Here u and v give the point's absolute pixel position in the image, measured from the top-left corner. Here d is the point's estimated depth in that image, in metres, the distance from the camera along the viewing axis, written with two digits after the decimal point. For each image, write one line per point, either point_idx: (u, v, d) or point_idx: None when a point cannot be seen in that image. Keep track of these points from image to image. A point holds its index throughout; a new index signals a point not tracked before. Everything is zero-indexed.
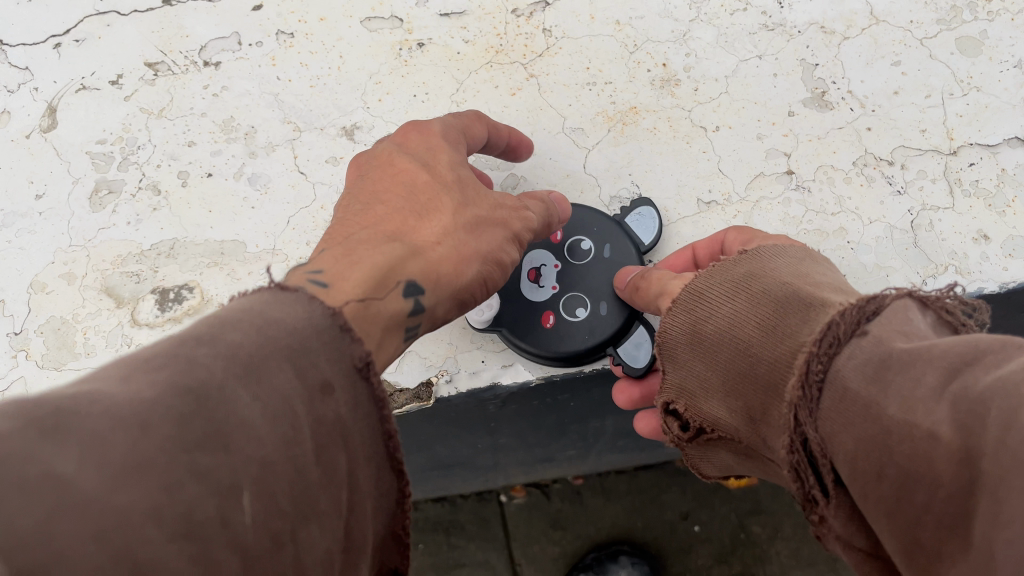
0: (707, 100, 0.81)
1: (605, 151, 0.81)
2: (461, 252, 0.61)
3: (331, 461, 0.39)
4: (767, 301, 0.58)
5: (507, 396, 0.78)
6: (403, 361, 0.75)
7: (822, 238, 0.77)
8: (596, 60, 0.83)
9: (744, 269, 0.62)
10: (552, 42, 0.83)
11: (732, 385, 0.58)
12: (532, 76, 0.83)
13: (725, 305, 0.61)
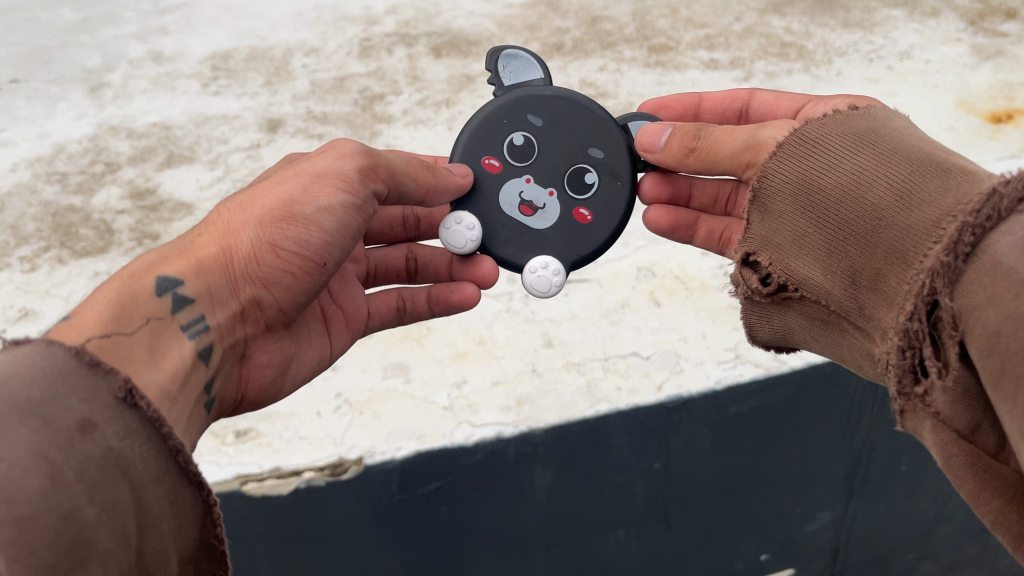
0: (499, 346, 1.44)
1: (451, 368, 1.41)
2: (227, 242, 1.05)
3: (112, 490, 0.70)
4: (905, 166, 0.98)
5: (402, 469, 1.27)
6: (351, 451, 1.27)
7: (550, 392, 1.35)
8: (447, 334, 1.47)
9: (885, 143, 1.02)
10: (427, 331, 1.47)
11: (851, 239, 1.00)
12: (419, 342, 1.45)
13: (853, 173, 1.02)
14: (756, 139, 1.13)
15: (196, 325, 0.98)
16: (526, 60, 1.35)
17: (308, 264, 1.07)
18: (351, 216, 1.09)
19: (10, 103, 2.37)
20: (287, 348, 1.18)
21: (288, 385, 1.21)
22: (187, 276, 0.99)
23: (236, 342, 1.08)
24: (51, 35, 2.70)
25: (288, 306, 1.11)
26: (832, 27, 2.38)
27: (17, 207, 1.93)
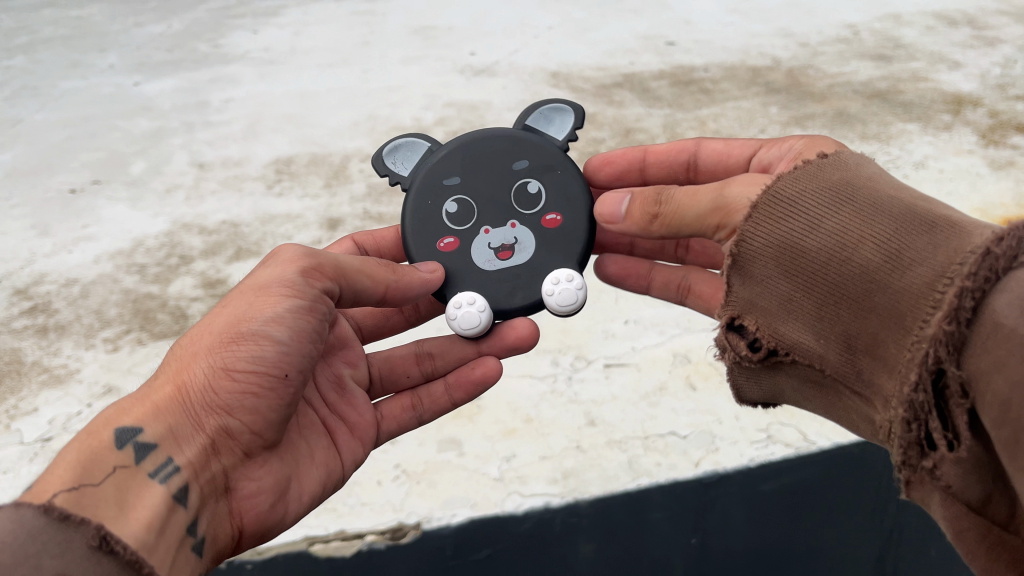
0: (545, 423, 1.55)
1: (502, 443, 1.52)
2: (183, 380, 1.12)
3: None
4: (888, 224, 1.02)
5: (456, 533, 1.37)
6: (410, 517, 1.39)
7: (594, 466, 1.46)
8: (498, 411, 1.58)
9: (861, 199, 1.06)
10: (479, 408, 1.59)
11: (841, 301, 1.04)
12: (472, 418, 1.57)
13: (835, 232, 1.05)
14: (724, 199, 1.21)
15: (166, 467, 1.06)
16: (407, 146, 1.53)
17: (270, 375, 1.15)
18: (303, 317, 1.19)
19: (92, 203, 2.58)
20: (282, 470, 1.22)
21: (295, 510, 1.24)
22: (146, 423, 1.07)
23: (216, 476, 1.13)
24: (129, 143, 2.95)
25: (263, 427, 1.16)
26: (851, 139, 2.57)
27: (100, 294, 2.11)
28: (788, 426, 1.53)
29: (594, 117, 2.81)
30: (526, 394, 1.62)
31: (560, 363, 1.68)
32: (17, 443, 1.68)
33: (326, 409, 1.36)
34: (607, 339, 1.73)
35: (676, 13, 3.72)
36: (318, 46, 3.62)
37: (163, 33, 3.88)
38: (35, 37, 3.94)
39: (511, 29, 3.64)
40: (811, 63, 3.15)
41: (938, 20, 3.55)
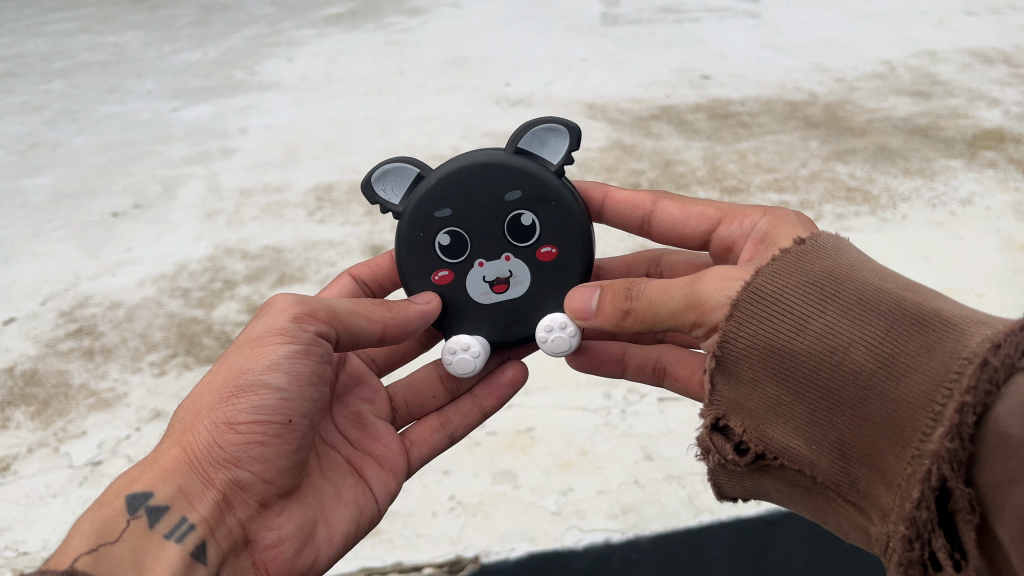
0: (601, 457, 1.53)
1: (557, 477, 1.50)
2: (189, 442, 1.11)
3: None
4: (877, 324, 1.00)
5: (513, 569, 1.35)
6: (467, 550, 1.38)
7: (655, 502, 1.43)
8: (553, 445, 1.56)
9: (845, 294, 1.04)
10: (534, 442, 1.58)
11: (835, 400, 1.01)
12: (527, 451, 1.55)
13: (822, 334, 1.02)
14: (695, 296, 1.15)
15: (180, 526, 1.05)
16: (396, 171, 1.42)
17: (272, 421, 1.14)
18: (300, 361, 1.17)
19: (134, 227, 2.59)
20: (306, 515, 1.20)
21: (327, 554, 1.21)
22: (155, 486, 1.07)
23: (234, 531, 1.11)
24: (168, 167, 2.96)
25: (274, 475, 1.15)
26: (894, 174, 2.56)
27: (144, 317, 2.12)
28: None
29: (633, 149, 2.79)
30: (580, 427, 1.60)
31: (613, 396, 1.66)
32: (66, 467, 1.68)
33: (349, 446, 1.35)
34: None
35: (709, 47, 3.74)
36: (354, 75, 3.65)
37: (199, 60, 3.92)
38: (74, 62, 3.99)
39: (546, 60, 3.67)
40: (848, 98, 3.15)
41: (974, 58, 3.56)
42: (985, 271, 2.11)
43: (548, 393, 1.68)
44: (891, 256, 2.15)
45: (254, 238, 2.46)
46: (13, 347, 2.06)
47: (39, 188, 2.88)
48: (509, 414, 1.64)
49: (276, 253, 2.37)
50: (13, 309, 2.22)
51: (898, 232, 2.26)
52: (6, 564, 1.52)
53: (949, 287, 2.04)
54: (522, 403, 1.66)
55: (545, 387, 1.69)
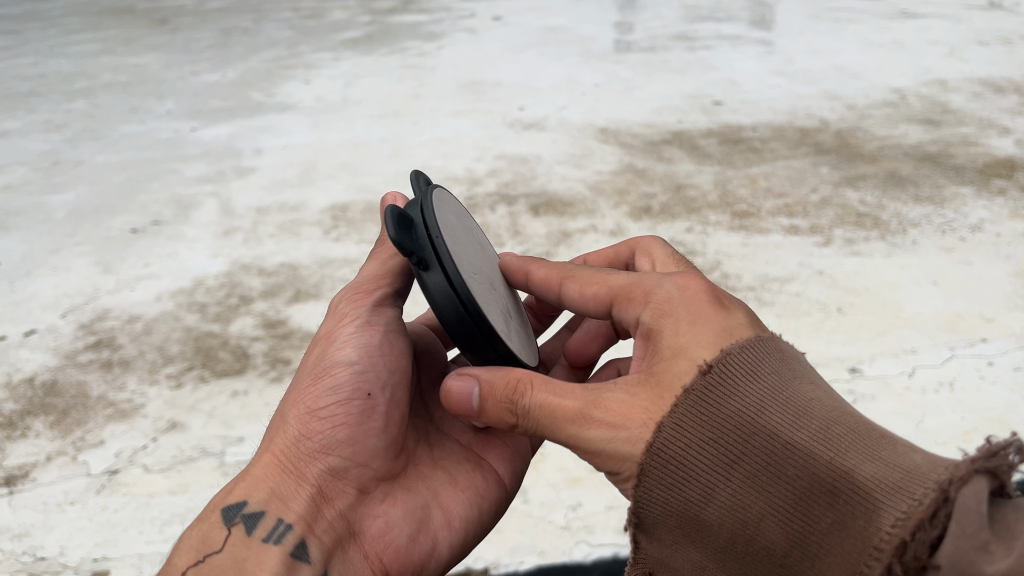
0: None
1: (567, 493, 1.53)
2: (280, 450, 1.16)
3: None
4: (785, 495, 0.87)
5: None
6: (477, 562, 1.40)
7: None
8: (562, 462, 1.59)
9: (748, 457, 0.89)
10: (544, 458, 1.60)
11: (759, 572, 0.90)
12: (536, 467, 1.58)
13: (732, 507, 0.90)
14: (582, 441, 0.97)
15: (279, 528, 1.09)
16: None
17: (349, 400, 1.17)
18: (365, 334, 1.23)
19: (154, 243, 2.63)
20: (414, 503, 1.22)
21: (446, 540, 1.22)
22: (250, 494, 1.12)
23: (336, 523, 1.14)
24: (187, 185, 3.01)
25: (367, 458, 1.17)
26: (904, 201, 2.58)
27: (162, 331, 2.15)
28: None
29: (644, 173, 2.82)
30: None
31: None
32: (84, 475, 1.72)
33: (468, 434, 1.36)
34: None
35: (722, 75, 3.78)
36: (370, 98, 3.71)
37: (219, 81, 3.99)
38: (95, 83, 4.07)
39: (559, 86, 3.72)
40: (859, 125, 3.19)
41: (984, 87, 3.59)
42: (994, 296, 2.13)
43: None
44: (900, 280, 2.18)
45: (272, 255, 2.51)
46: (33, 357, 2.10)
47: (61, 205, 2.93)
48: None
49: (294, 269, 2.41)
50: (34, 320, 2.26)
51: (907, 257, 2.28)
52: (23, 568, 1.55)
53: (959, 311, 2.06)
54: None
55: None
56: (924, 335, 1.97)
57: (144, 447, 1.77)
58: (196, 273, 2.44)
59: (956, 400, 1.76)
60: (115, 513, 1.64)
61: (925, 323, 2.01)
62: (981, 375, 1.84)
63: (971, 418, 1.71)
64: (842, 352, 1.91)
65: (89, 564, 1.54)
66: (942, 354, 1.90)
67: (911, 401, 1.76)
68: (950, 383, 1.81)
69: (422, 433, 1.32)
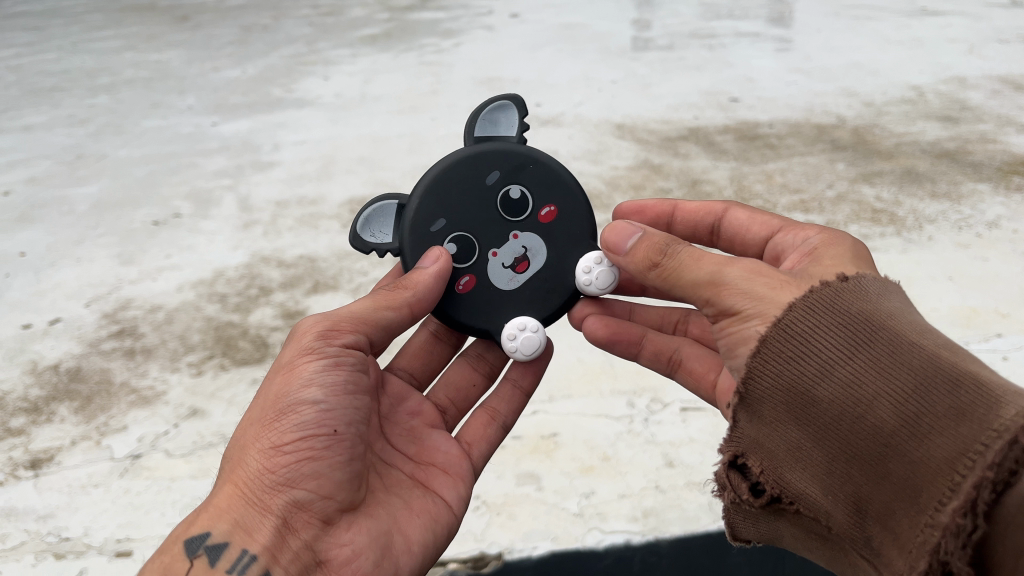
0: (623, 462, 1.58)
1: (579, 481, 1.55)
2: (233, 487, 1.18)
3: None
4: (907, 380, 1.00)
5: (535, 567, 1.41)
6: (491, 547, 1.44)
7: (675, 507, 1.49)
8: (576, 450, 1.62)
9: (878, 344, 1.04)
10: (558, 446, 1.63)
11: (859, 454, 1.03)
12: (549, 455, 1.61)
13: (847, 384, 1.04)
14: (718, 278, 1.19)
15: (242, 560, 1.13)
16: (375, 216, 1.52)
17: (314, 434, 1.20)
18: (332, 372, 1.25)
19: (175, 235, 2.67)
20: (376, 529, 1.25)
21: (407, 565, 1.25)
22: (212, 526, 1.16)
23: (302, 554, 1.17)
24: (207, 179, 3.05)
25: (330, 490, 1.20)
26: (920, 197, 2.58)
27: (183, 321, 2.19)
28: None
29: (661, 168, 2.83)
30: (602, 432, 1.65)
31: (635, 405, 1.71)
32: (108, 459, 1.76)
33: (411, 464, 1.39)
34: None
35: (740, 72, 3.78)
36: (388, 93, 3.74)
37: (239, 77, 4.04)
38: (119, 79, 4.13)
39: (576, 82, 3.73)
40: (877, 122, 3.18)
41: (1004, 85, 3.57)
42: (1011, 293, 2.12)
43: (571, 399, 1.74)
44: (916, 275, 2.18)
45: (292, 247, 2.54)
46: (58, 345, 2.14)
47: (85, 197, 2.98)
48: (533, 419, 1.69)
49: (313, 261, 2.44)
50: (58, 309, 2.30)
51: (923, 253, 2.28)
52: (48, 548, 1.59)
53: (974, 306, 2.06)
54: (547, 409, 1.71)
55: (569, 394, 1.74)
56: (939, 330, 1.97)
57: (165, 432, 1.81)
58: (216, 264, 2.48)
59: None
60: (138, 495, 1.67)
61: (939, 319, 2.01)
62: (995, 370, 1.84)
63: None
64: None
65: (113, 545, 1.58)
66: None
67: None
68: None
69: (373, 463, 1.34)
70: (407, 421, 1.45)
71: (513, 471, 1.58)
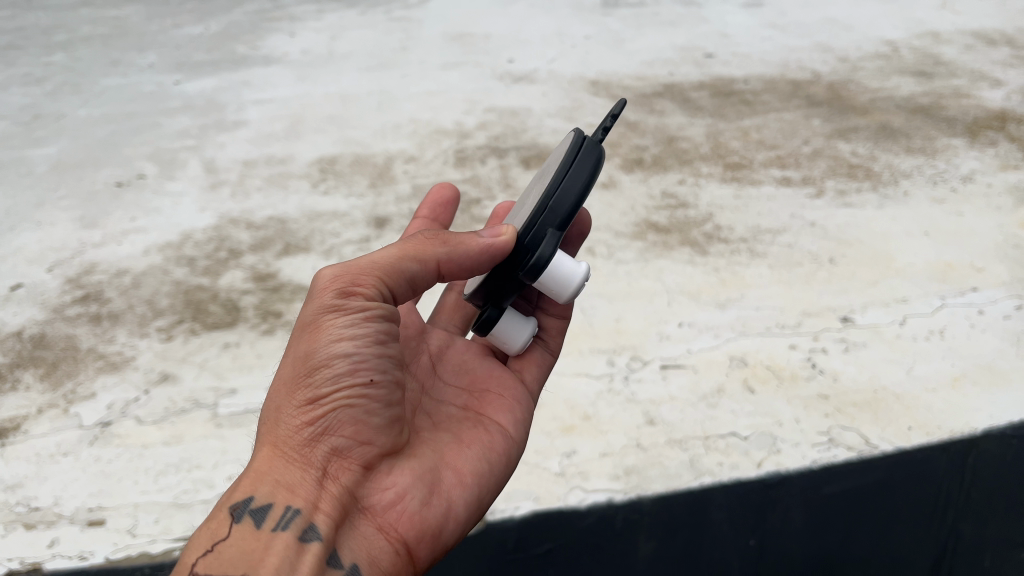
0: (604, 421, 1.59)
1: (561, 440, 1.55)
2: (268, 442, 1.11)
3: None
4: None
5: (518, 527, 1.41)
6: None
7: (655, 465, 1.50)
8: (556, 410, 1.62)
9: None
10: (538, 406, 1.63)
11: None
12: None
13: None
14: None
15: (289, 515, 1.05)
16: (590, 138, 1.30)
17: (344, 388, 1.11)
18: (353, 326, 1.13)
19: (139, 197, 2.60)
20: (422, 467, 1.19)
21: (461, 499, 1.19)
22: (256, 486, 1.07)
23: (348, 500, 1.10)
24: (171, 139, 2.96)
25: (370, 435, 1.13)
26: (896, 152, 2.58)
27: (151, 285, 2.13)
28: (849, 429, 1.57)
29: (636, 125, 2.79)
30: (582, 392, 1.66)
31: (615, 363, 1.73)
32: (77, 427, 1.72)
33: (463, 396, 1.37)
34: (665, 342, 1.79)
35: (714, 27, 3.73)
36: (357, 51, 3.65)
37: (202, 34, 3.91)
38: (75, 36, 3.97)
39: (549, 38, 3.66)
40: (851, 78, 3.16)
41: (976, 39, 3.56)
42: (985, 248, 2.13)
43: None
44: (893, 231, 2.18)
45: (261, 207, 2.48)
46: (20, 311, 2.07)
47: (44, 158, 2.88)
48: None
49: (284, 222, 2.39)
50: (19, 275, 2.23)
51: (899, 208, 2.28)
52: (17, 518, 1.55)
53: (950, 261, 2.06)
54: None
55: None
56: (916, 284, 1.97)
57: (137, 398, 1.77)
58: (183, 227, 2.41)
59: (942, 347, 1.77)
60: (109, 463, 1.64)
61: (916, 273, 2.02)
62: (969, 322, 1.85)
63: (957, 363, 1.73)
64: (834, 301, 1.91)
65: (84, 514, 1.54)
66: (932, 303, 1.91)
67: (903, 351, 1.76)
68: (941, 331, 1.83)
69: (419, 406, 1.32)
70: (460, 359, 1.45)
71: None
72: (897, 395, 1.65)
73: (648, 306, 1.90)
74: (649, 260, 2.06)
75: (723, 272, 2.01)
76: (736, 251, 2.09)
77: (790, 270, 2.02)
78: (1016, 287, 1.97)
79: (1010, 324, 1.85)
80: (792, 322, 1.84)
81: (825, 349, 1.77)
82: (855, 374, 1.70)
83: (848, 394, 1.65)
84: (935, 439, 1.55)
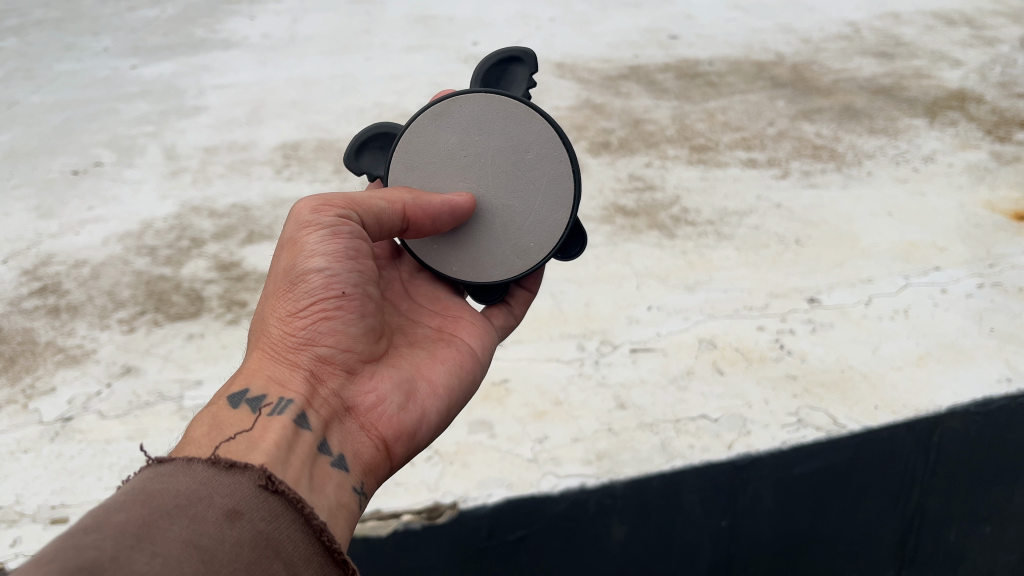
0: (575, 406, 1.59)
1: (533, 426, 1.55)
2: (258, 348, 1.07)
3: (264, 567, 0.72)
4: None
5: (491, 516, 1.40)
6: (445, 497, 1.42)
7: (627, 448, 1.50)
8: (528, 396, 1.62)
9: None
10: (509, 393, 1.63)
11: None
12: (502, 402, 1.60)
13: None
14: None
15: (281, 403, 1.00)
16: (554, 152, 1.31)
17: (326, 298, 1.08)
18: (331, 241, 1.08)
19: (97, 185, 2.53)
20: (400, 375, 1.16)
21: (434, 407, 1.17)
22: (248, 383, 1.03)
23: (333, 400, 1.07)
24: (129, 125, 2.89)
25: (351, 342, 1.10)
26: (859, 132, 2.60)
27: (111, 275, 2.08)
28: (818, 409, 1.58)
29: (603, 108, 2.78)
30: (553, 378, 1.66)
31: (586, 348, 1.73)
32: (37, 423, 1.67)
33: (436, 319, 1.32)
34: (635, 326, 1.79)
35: (679, 9, 3.73)
36: (319, 34, 3.58)
37: (158, 17, 3.81)
38: (27, 20, 3.86)
39: (513, 20, 3.63)
40: (815, 59, 3.18)
41: (936, 20, 3.60)
42: (947, 227, 2.16)
43: (522, 344, 1.74)
44: (857, 212, 2.20)
45: (224, 195, 2.44)
46: None
47: None
48: None
49: (247, 209, 2.34)
50: None
51: (863, 188, 2.31)
52: None
53: (914, 241, 2.09)
54: (498, 356, 1.71)
55: (519, 340, 1.75)
56: (880, 264, 2.00)
57: (100, 392, 1.73)
58: (143, 215, 2.35)
59: (906, 327, 1.80)
60: (72, 459, 1.60)
61: (881, 254, 2.04)
62: (932, 301, 1.88)
63: (920, 341, 1.76)
64: (801, 283, 1.93)
65: (47, 512, 1.51)
66: (897, 283, 1.94)
67: (868, 330, 1.79)
68: (905, 310, 1.85)
69: (393, 324, 1.26)
70: (429, 286, 1.37)
71: (467, 418, 1.57)
72: (864, 374, 1.67)
73: (617, 290, 1.89)
74: (618, 243, 2.05)
75: (691, 256, 2.02)
76: (703, 234, 2.10)
77: (757, 252, 2.03)
78: (977, 266, 2.00)
79: (971, 302, 1.88)
80: (760, 304, 1.85)
81: (792, 330, 1.78)
82: (822, 355, 1.72)
83: (816, 374, 1.67)
84: (902, 416, 1.56)
